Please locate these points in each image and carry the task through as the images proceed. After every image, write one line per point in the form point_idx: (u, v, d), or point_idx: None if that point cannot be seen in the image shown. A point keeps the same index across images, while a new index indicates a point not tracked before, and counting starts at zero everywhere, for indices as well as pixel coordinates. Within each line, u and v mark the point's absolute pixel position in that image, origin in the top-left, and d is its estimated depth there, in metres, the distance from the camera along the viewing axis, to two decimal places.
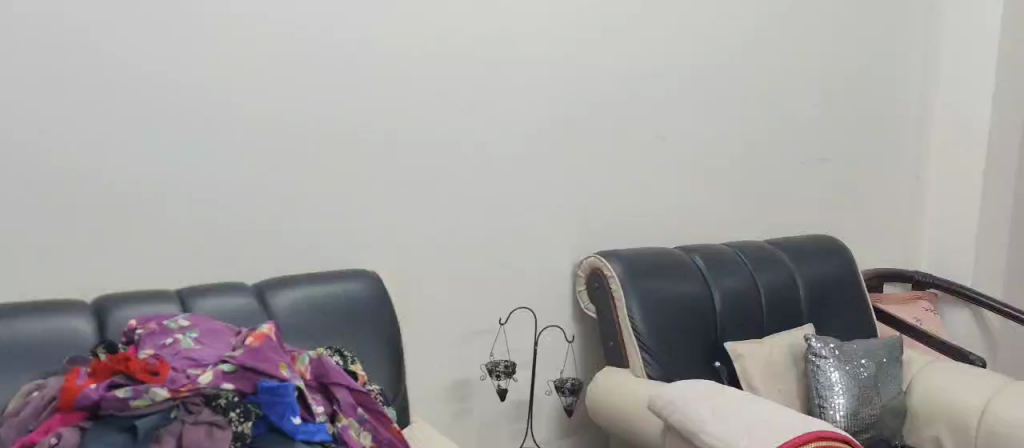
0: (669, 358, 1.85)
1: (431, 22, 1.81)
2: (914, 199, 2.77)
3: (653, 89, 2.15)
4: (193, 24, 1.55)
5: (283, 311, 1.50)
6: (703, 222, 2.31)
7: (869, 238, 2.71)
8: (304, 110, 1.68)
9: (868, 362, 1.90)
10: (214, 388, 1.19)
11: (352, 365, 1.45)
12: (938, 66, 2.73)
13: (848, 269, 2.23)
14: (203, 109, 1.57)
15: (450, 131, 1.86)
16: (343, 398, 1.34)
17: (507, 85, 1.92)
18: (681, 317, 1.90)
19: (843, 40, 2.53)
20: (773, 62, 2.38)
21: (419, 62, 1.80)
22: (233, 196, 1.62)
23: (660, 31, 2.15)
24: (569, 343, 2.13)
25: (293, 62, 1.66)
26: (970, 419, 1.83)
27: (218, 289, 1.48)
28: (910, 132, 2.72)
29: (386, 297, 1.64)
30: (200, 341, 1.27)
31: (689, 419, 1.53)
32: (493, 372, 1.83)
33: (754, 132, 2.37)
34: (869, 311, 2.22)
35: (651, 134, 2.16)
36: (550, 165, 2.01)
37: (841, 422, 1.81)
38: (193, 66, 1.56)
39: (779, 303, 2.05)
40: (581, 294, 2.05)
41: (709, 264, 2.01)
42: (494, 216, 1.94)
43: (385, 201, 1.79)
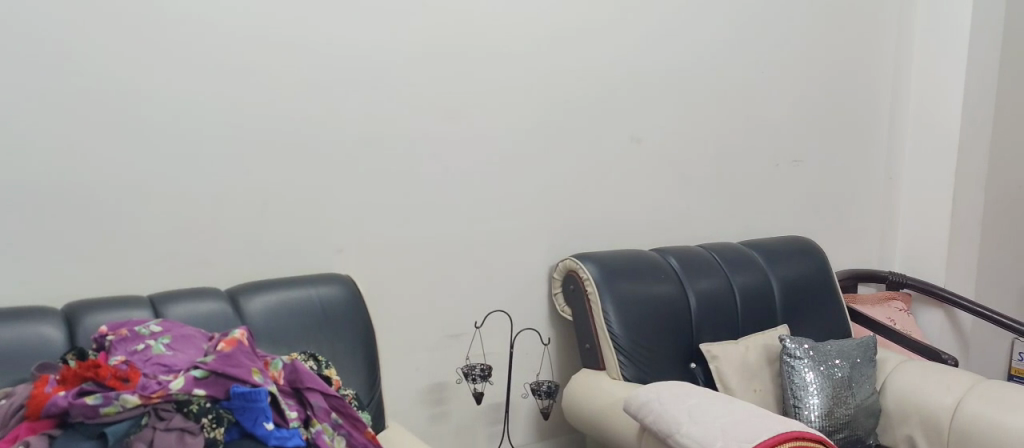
0: (645, 359, 1.86)
1: (409, 24, 1.81)
2: (888, 199, 2.82)
3: (628, 91, 2.16)
4: (165, 25, 1.54)
5: (257, 315, 1.50)
6: (678, 224, 2.32)
7: (842, 239, 2.74)
8: (280, 114, 1.67)
9: (842, 362, 1.91)
10: (185, 394, 1.18)
11: (326, 369, 1.44)
12: (911, 67, 2.76)
13: (822, 270, 2.25)
14: (175, 112, 1.56)
15: (425, 134, 1.85)
16: (317, 403, 1.33)
17: (482, 88, 1.92)
18: (657, 318, 1.90)
19: (817, 42, 2.54)
20: (747, 65, 2.39)
21: (394, 65, 1.80)
22: (208, 200, 1.62)
23: (637, 33, 2.16)
24: (545, 346, 2.13)
25: (267, 65, 1.65)
26: (943, 418, 1.85)
27: (191, 294, 1.47)
28: (882, 133, 2.75)
29: (361, 301, 1.63)
30: (172, 347, 1.26)
31: (665, 420, 1.52)
32: (469, 375, 1.83)
33: (730, 134, 2.38)
34: (843, 312, 2.24)
35: (627, 136, 2.17)
36: (525, 168, 2.01)
37: (816, 422, 1.81)
38: (169, 69, 1.55)
39: (754, 304, 2.06)
40: (557, 297, 2.05)
41: (684, 266, 2.02)
42: (470, 218, 1.94)
43: (359, 204, 1.79)
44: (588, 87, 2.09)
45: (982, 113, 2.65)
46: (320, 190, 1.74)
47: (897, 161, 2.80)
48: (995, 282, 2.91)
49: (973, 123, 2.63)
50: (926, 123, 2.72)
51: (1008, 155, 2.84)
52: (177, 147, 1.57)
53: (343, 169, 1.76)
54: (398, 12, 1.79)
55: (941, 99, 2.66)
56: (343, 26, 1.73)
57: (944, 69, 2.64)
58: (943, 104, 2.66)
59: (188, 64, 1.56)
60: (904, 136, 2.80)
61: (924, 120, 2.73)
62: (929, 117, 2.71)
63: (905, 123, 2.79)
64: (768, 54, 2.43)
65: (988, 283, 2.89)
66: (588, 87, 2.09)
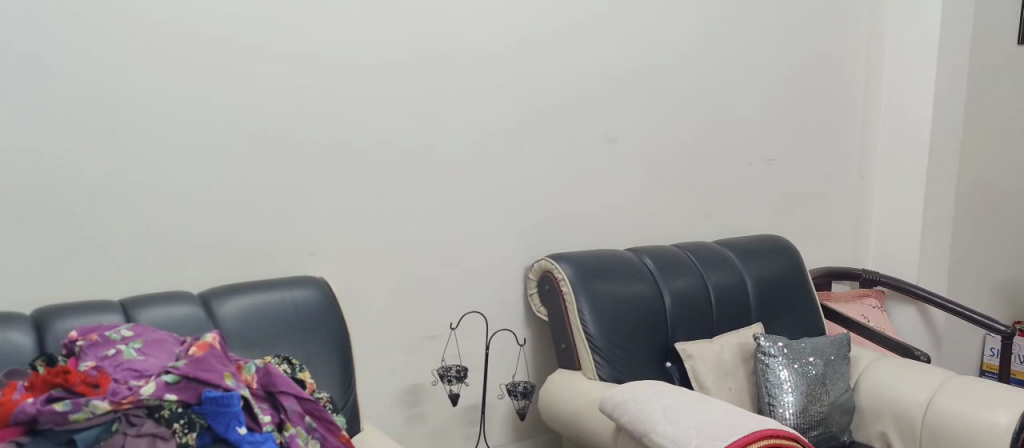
0: (620, 359, 1.86)
1: (382, 24, 1.80)
2: (861, 197, 2.84)
3: (601, 90, 2.16)
4: (134, 25, 1.52)
5: (230, 318, 1.49)
6: (653, 223, 2.33)
7: (816, 237, 2.75)
8: (252, 115, 1.66)
9: (816, 360, 1.92)
10: (156, 399, 1.18)
11: (300, 373, 1.44)
12: (882, 66, 2.79)
13: (796, 268, 2.26)
14: (145, 111, 1.55)
15: (398, 134, 1.85)
16: (291, 406, 1.32)
17: (456, 87, 1.92)
18: (632, 318, 1.91)
19: (789, 40, 2.56)
20: (720, 64, 2.40)
21: (367, 66, 1.79)
22: (178, 203, 1.60)
23: (610, 32, 2.16)
24: (521, 347, 2.13)
25: (238, 65, 1.64)
26: (915, 414, 1.87)
27: (162, 299, 1.46)
28: (855, 131, 2.77)
29: (335, 303, 1.63)
30: (144, 352, 1.25)
31: (641, 420, 1.53)
32: (444, 376, 1.82)
33: (704, 133, 2.39)
34: (817, 310, 2.25)
35: (601, 136, 2.18)
36: (500, 168, 2.01)
37: (790, 420, 1.83)
38: (138, 70, 1.53)
39: (729, 303, 2.07)
40: (533, 297, 2.05)
41: (659, 265, 2.02)
42: (444, 219, 1.94)
43: (332, 205, 1.78)
44: (562, 86, 2.09)
45: (952, 111, 2.68)
46: (293, 192, 1.73)
47: (869, 159, 2.82)
48: (966, 278, 2.94)
49: (943, 121, 2.66)
50: (898, 122, 2.74)
51: (978, 152, 2.88)
52: (147, 148, 1.56)
53: (317, 171, 1.75)
54: (371, 11, 1.78)
55: (913, 98, 2.68)
56: (315, 26, 1.72)
57: (915, 67, 2.66)
58: (913, 103, 2.68)
59: (158, 65, 1.55)
60: (876, 134, 2.82)
61: (896, 117, 2.75)
62: (901, 115, 2.73)
63: (877, 121, 2.81)
64: (741, 53, 2.44)
65: (960, 279, 2.92)
66: (562, 87, 2.09)
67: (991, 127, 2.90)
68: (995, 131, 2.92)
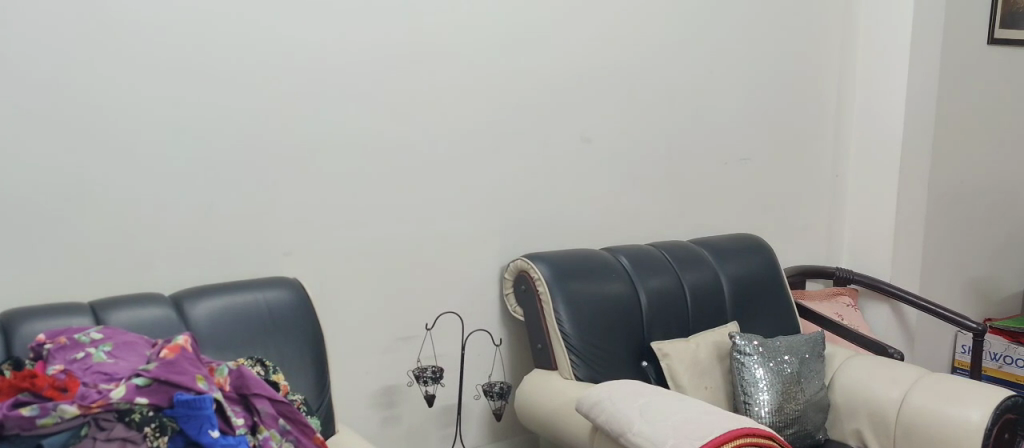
0: (596, 359, 1.86)
1: (356, 23, 1.79)
2: (835, 195, 2.85)
3: (577, 89, 2.16)
4: (105, 22, 1.50)
5: (202, 319, 1.47)
6: (629, 223, 2.33)
7: (791, 235, 2.77)
8: (225, 115, 1.64)
9: (791, 358, 1.93)
10: (127, 403, 1.16)
11: (273, 375, 1.42)
12: (855, 65, 2.80)
13: (771, 266, 2.27)
14: (116, 110, 1.53)
15: (372, 134, 1.84)
16: (264, 408, 1.31)
17: (431, 87, 1.91)
18: (608, 317, 1.90)
19: (764, 40, 2.57)
20: (695, 63, 2.40)
21: (342, 65, 1.78)
22: (151, 204, 1.58)
23: (585, 31, 2.16)
24: (497, 347, 2.12)
25: (210, 65, 1.62)
26: (889, 412, 1.87)
27: (132, 301, 1.44)
28: (828, 130, 2.79)
29: (310, 304, 1.61)
30: (114, 354, 1.23)
31: (617, 419, 1.52)
32: (420, 377, 1.81)
33: (678, 133, 2.40)
34: (792, 309, 2.26)
35: (577, 135, 2.17)
36: (476, 168, 2.00)
37: (766, 418, 1.83)
38: (110, 70, 1.51)
39: (704, 301, 2.07)
40: (509, 297, 2.04)
41: (635, 264, 2.02)
42: (420, 219, 1.93)
43: (306, 205, 1.76)
44: (537, 86, 2.08)
45: (924, 111, 2.70)
46: (266, 193, 1.71)
47: (843, 158, 2.84)
48: (938, 276, 2.97)
49: (916, 121, 2.68)
50: (871, 121, 2.76)
51: (949, 152, 2.90)
52: (117, 148, 1.54)
53: (290, 171, 1.74)
54: (345, 10, 1.77)
55: (886, 98, 2.70)
56: (290, 25, 1.70)
57: (889, 68, 2.68)
58: (886, 102, 2.70)
59: (129, 63, 1.53)
60: (849, 134, 2.84)
61: (870, 117, 2.77)
62: (875, 114, 2.75)
63: (850, 119, 2.83)
64: (716, 52, 2.45)
65: (932, 277, 2.95)
66: (538, 87, 2.09)
67: (963, 126, 2.92)
68: (967, 129, 2.94)
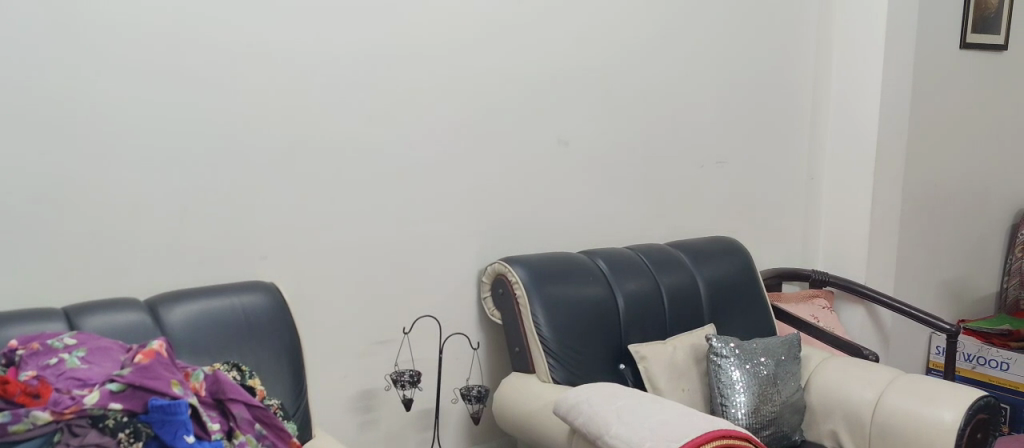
0: (574, 362, 1.86)
1: (332, 24, 1.78)
2: (810, 198, 2.88)
3: (553, 90, 2.16)
4: (79, 22, 1.49)
5: (178, 324, 1.46)
6: (606, 226, 2.33)
7: (767, 238, 2.79)
8: (201, 118, 1.64)
9: (767, 360, 1.94)
10: (100, 409, 1.16)
11: (250, 380, 1.41)
12: (830, 68, 2.83)
13: (746, 269, 2.28)
14: (90, 111, 1.52)
15: (348, 136, 1.83)
16: (240, 413, 1.31)
17: (408, 88, 1.91)
18: (586, 320, 1.91)
19: (740, 40, 2.58)
20: (672, 64, 2.42)
21: (318, 67, 1.77)
22: (126, 206, 1.58)
23: (562, 32, 2.16)
24: (475, 350, 2.12)
25: (186, 67, 1.61)
26: (864, 413, 1.89)
27: (107, 306, 1.43)
28: (804, 132, 2.81)
29: (285, 307, 1.60)
30: (88, 360, 1.22)
31: (594, 422, 1.53)
32: (397, 382, 1.80)
33: (655, 135, 2.41)
34: (768, 310, 2.28)
35: (554, 138, 2.18)
36: (453, 170, 2.00)
37: (742, 420, 1.84)
38: (84, 70, 1.51)
39: (681, 303, 2.08)
40: (487, 301, 2.04)
41: (612, 267, 2.03)
42: (397, 222, 1.93)
43: (282, 207, 1.76)
44: (515, 88, 2.09)
45: (898, 114, 2.72)
46: (243, 196, 1.70)
47: (818, 160, 2.87)
48: (912, 278, 2.99)
49: (890, 123, 2.70)
50: (846, 123, 2.78)
51: (924, 153, 2.93)
52: (91, 152, 1.53)
53: (267, 173, 1.73)
54: (319, 10, 1.76)
55: (861, 100, 2.72)
56: (264, 26, 1.70)
57: (863, 71, 2.70)
58: (860, 103, 2.72)
59: (104, 65, 1.52)
60: (824, 136, 2.86)
61: (845, 119, 2.79)
62: (849, 116, 2.77)
63: (825, 121, 2.85)
64: (693, 53, 2.46)
65: (907, 278, 2.97)
66: (515, 89, 2.09)
67: (936, 129, 2.95)
68: (940, 130, 2.97)
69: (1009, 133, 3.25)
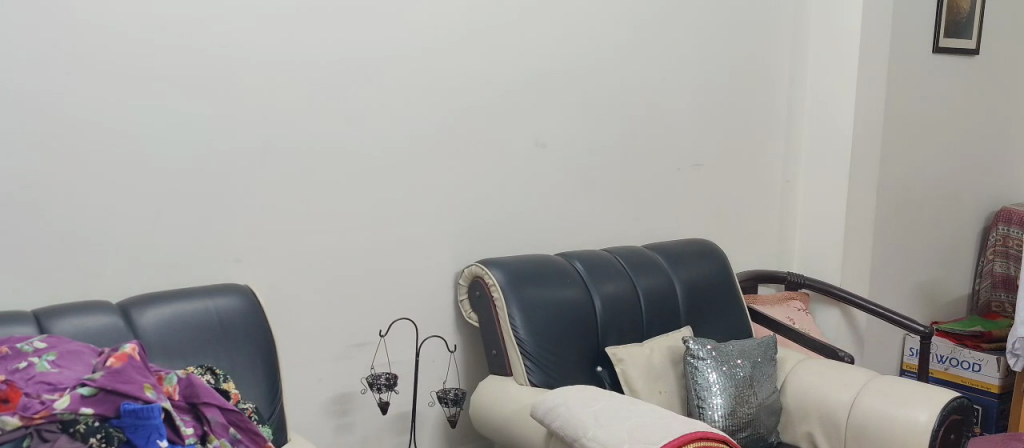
0: (551, 365, 1.86)
1: (306, 24, 1.77)
2: (785, 201, 2.89)
3: (530, 91, 2.16)
4: (49, 22, 1.47)
5: (150, 328, 1.44)
6: (583, 228, 2.33)
7: (743, 240, 2.80)
8: (174, 119, 1.62)
9: (744, 362, 1.94)
10: (71, 413, 1.14)
11: (224, 383, 1.40)
12: (805, 71, 2.84)
13: (723, 271, 2.28)
14: (60, 112, 1.50)
15: (324, 137, 1.82)
16: (214, 417, 1.29)
17: (384, 89, 1.90)
18: (563, 322, 1.90)
19: (716, 42, 2.58)
20: (648, 65, 2.42)
21: (292, 67, 1.76)
22: (98, 208, 1.56)
23: (539, 33, 2.16)
24: (452, 354, 2.11)
25: (158, 67, 1.59)
26: (840, 415, 1.90)
27: (77, 309, 1.41)
28: (780, 135, 2.82)
29: (260, 310, 1.59)
30: (58, 364, 1.21)
31: (571, 425, 1.53)
32: (373, 385, 1.79)
33: (631, 137, 2.41)
34: (744, 313, 2.28)
35: (531, 140, 2.17)
36: (429, 172, 1.99)
37: (718, 422, 1.84)
38: (54, 71, 1.49)
39: (658, 306, 2.08)
40: (464, 303, 2.04)
41: (589, 269, 2.03)
42: (373, 224, 1.92)
43: (257, 208, 1.74)
44: (491, 90, 2.08)
45: (872, 117, 2.74)
46: (217, 198, 1.69)
47: (793, 163, 2.88)
48: (886, 280, 3.01)
49: (864, 125, 2.72)
50: (821, 125, 2.80)
51: (898, 156, 2.95)
52: (62, 152, 1.51)
53: (242, 175, 1.71)
54: (295, 10, 1.75)
55: (836, 103, 2.74)
56: (239, 26, 1.68)
57: (839, 73, 2.72)
58: (835, 106, 2.74)
59: (75, 66, 1.50)
60: (799, 139, 2.88)
61: (819, 122, 2.81)
62: (824, 119, 2.78)
63: (801, 124, 2.86)
64: (669, 55, 2.47)
65: (881, 281, 2.99)
66: (491, 91, 2.08)
67: (909, 132, 2.98)
68: (914, 132, 2.99)
69: (981, 136, 3.28)
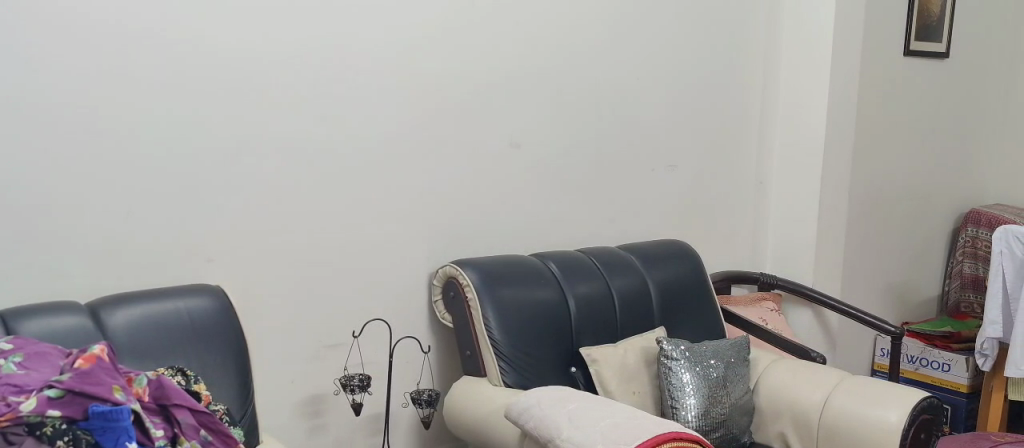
0: (526, 366, 1.86)
1: (279, 22, 1.76)
2: (759, 202, 2.91)
3: (504, 92, 2.15)
4: (16, 19, 1.45)
5: (119, 330, 1.42)
6: (558, 229, 2.33)
7: (716, 241, 2.81)
8: (144, 118, 1.60)
9: (717, 363, 1.95)
10: (37, 416, 1.13)
11: (195, 384, 1.38)
12: (778, 73, 2.85)
13: (696, 272, 2.29)
14: (29, 110, 1.48)
15: (297, 137, 1.81)
16: (184, 419, 1.28)
17: (358, 88, 1.89)
18: (537, 323, 1.90)
19: (690, 43, 2.59)
20: (622, 65, 2.42)
21: (265, 66, 1.75)
22: (67, 207, 1.54)
23: (513, 33, 2.16)
24: (426, 354, 2.10)
25: (125, 65, 1.57)
26: (811, 415, 1.91)
27: (44, 310, 1.39)
28: (753, 137, 2.84)
29: (232, 310, 1.57)
30: (25, 365, 1.19)
31: (545, 425, 1.53)
32: (347, 386, 1.78)
33: (606, 139, 2.41)
34: (717, 313, 2.29)
35: (506, 140, 2.17)
36: (403, 172, 1.98)
37: (692, 422, 1.85)
38: (21, 69, 1.46)
39: (632, 306, 2.08)
40: (438, 304, 2.03)
41: (564, 270, 2.03)
42: (346, 224, 1.91)
43: (228, 207, 1.72)
44: (465, 90, 2.08)
45: (844, 119, 2.76)
46: (188, 197, 1.67)
47: (766, 165, 2.89)
48: (858, 281, 3.04)
49: (837, 127, 2.74)
50: (794, 127, 2.82)
51: (869, 157, 2.97)
52: (32, 151, 1.49)
53: (215, 173, 1.70)
54: (268, 8, 1.74)
55: (808, 105, 2.76)
56: (212, 24, 1.67)
57: (812, 74, 2.74)
58: (808, 108, 2.76)
59: (44, 65, 1.49)
60: (773, 140, 2.89)
61: (792, 124, 2.82)
62: (797, 122, 2.80)
63: (774, 126, 2.88)
64: (644, 55, 2.47)
65: (853, 282, 3.02)
66: (466, 91, 2.08)
67: (880, 133, 3.00)
68: (885, 134, 3.02)
69: (951, 139, 3.32)
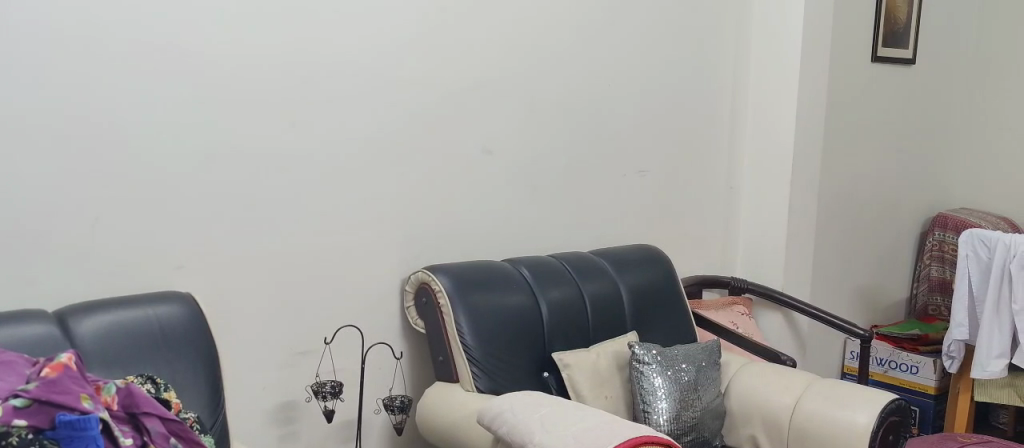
0: (498, 370, 1.86)
1: (249, 28, 1.75)
2: (730, 207, 2.93)
3: (475, 98, 2.16)
4: None
5: (88, 338, 1.41)
6: (530, 234, 2.34)
7: (687, 245, 2.82)
8: (112, 124, 1.59)
9: (688, 367, 1.96)
10: (3, 426, 1.11)
11: (165, 392, 1.37)
12: (748, 79, 2.88)
13: (667, 277, 2.30)
14: None
15: (267, 143, 1.80)
16: (154, 427, 1.27)
17: (329, 94, 1.89)
18: (509, 328, 1.90)
19: (661, 49, 2.61)
20: (593, 71, 2.43)
21: (235, 73, 1.74)
22: (33, 214, 1.52)
23: (484, 39, 2.16)
24: (398, 360, 2.10)
25: (95, 71, 1.56)
26: (781, 418, 1.92)
27: (11, 318, 1.38)
28: (723, 142, 2.86)
29: (203, 318, 1.56)
30: None
31: (517, 430, 1.53)
32: (318, 392, 1.77)
33: (577, 144, 2.42)
34: (688, 317, 2.30)
35: (477, 146, 2.18)
36: (374, 178, 1.98)
37: (664, 426, 1.85)
38: None
39: (604, 310, 2.09)
40: (409, 310, 2.03)
41: (536, 275, 2.03)
42: (317, 230, 1.90)
43: (197, 214, 1.71)
44: (436, 96, 2.08)
45: (813, 125, 2.79)
46: (157, 203, 1.66)
47: (737, 170, 2.92)
48: (827, 285, 3.07)
49: (805, 132, 2.77)
50: (764, 132, 2.84)
51: (837, 162, 3.00)
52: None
53: (184, 180, 1.69)
54: (237, 15, 1.73)
55: (777, 111, 2.78)
56: (181, 30, 1.66)
57: (781, 80, 2.77)
58: (777, 114, 2.78)
59: (13, 71, 1.47)
60: (743, 145, 2.91)
61: (762, 129, 2.85)
62: (767, 127, 2.83)
63: (744, 132, 2.90)
64: (614, 61, 2.48)
65: (822, 285, 3.05)
66: (438, 97, 2.08)
67: (848, 139, 3.03)
68: (853, 139, 3.05)
69: (917, 144, 3.36)
